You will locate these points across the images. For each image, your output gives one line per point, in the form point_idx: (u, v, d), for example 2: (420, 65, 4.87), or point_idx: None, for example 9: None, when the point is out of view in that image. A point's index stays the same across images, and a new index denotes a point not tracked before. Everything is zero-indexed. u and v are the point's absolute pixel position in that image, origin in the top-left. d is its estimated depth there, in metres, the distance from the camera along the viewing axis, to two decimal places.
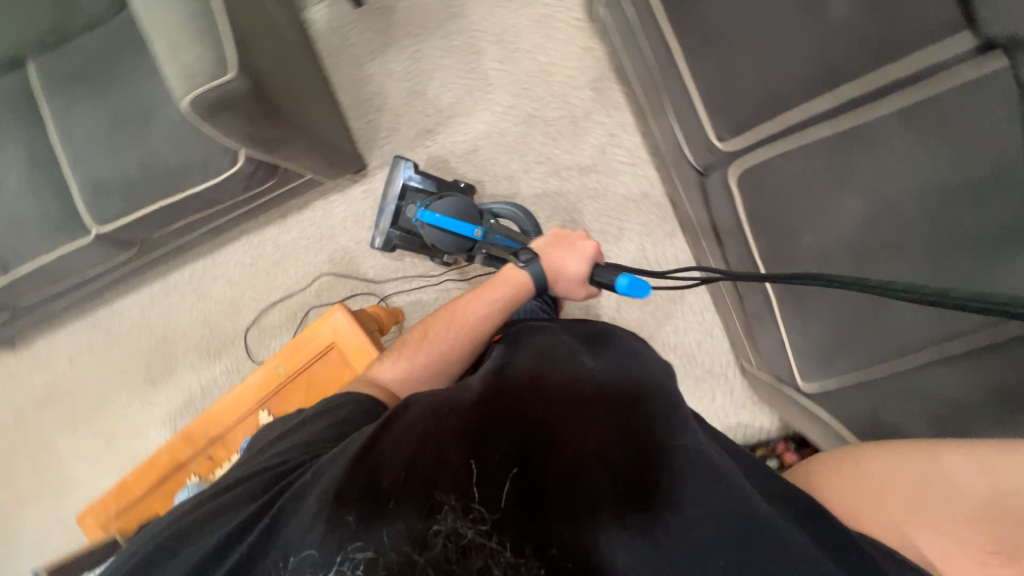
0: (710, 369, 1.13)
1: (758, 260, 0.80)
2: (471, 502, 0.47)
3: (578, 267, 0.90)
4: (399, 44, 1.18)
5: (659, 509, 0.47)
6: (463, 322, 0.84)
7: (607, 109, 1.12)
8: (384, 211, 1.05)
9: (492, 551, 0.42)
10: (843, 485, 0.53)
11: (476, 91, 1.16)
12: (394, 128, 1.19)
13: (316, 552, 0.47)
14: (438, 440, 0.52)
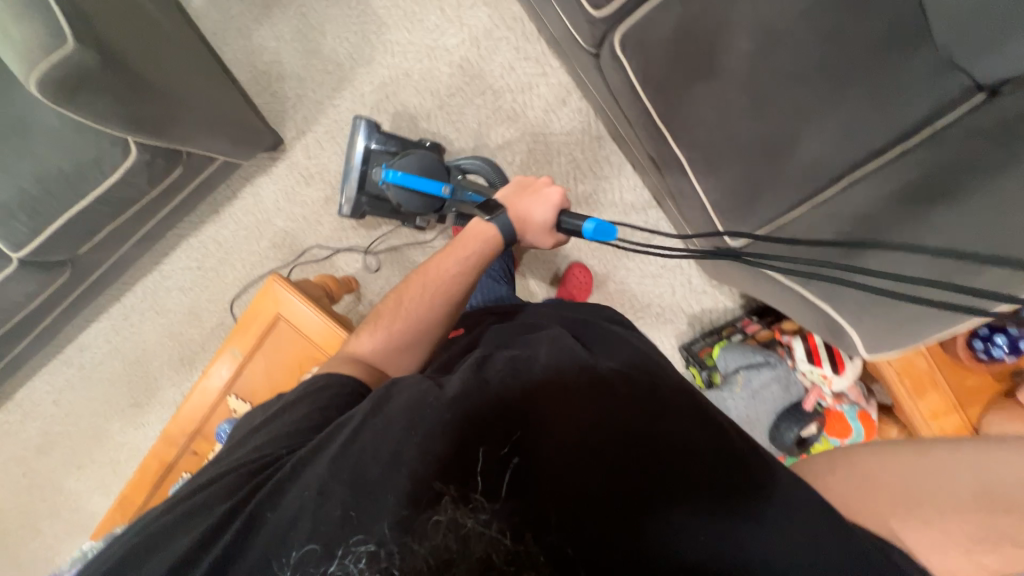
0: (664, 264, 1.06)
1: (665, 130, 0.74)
2: (471, 492, 0.45)
3: (544, 215, 0.83)
4: (281, 4, 1.10)
5: (653, 486, 0.49)
6: (438, 282, 0.75)
7: (507, 21, 1.05)
8: (349, 176, 0.96)
9: (492, 539, 0.39)
10: (841, 481, 0.55)
11: (372, 33, 1.08)
12: (300, 94, 1.12)
13: (319, 546, 0.45)
14: (444, 431, 0.49)
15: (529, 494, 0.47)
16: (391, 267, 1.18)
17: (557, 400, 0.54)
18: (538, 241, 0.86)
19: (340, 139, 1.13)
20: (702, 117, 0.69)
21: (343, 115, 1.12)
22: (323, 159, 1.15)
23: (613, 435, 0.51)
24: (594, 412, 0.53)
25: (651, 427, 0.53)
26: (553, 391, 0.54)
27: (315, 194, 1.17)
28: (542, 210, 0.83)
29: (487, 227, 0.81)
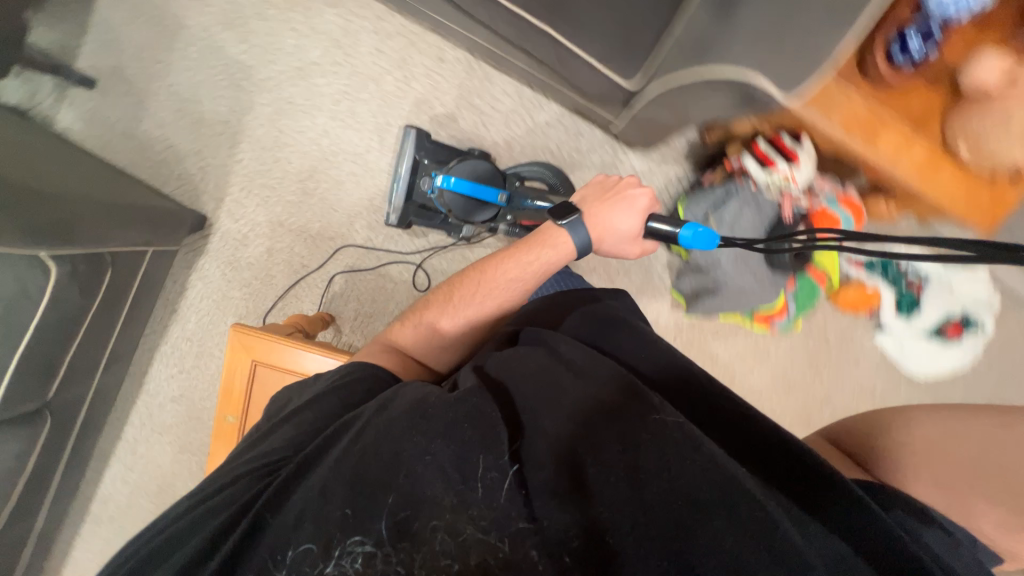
0: (602, 163, 1.07)
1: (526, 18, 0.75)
2: (472, 499, 0.47)
3: (631, 222, 0.80)
4: (150, 93, 1.11)
5: (659, 467, 0.47)
6: (495, 288, 0.77)
7: (357, 13, 1.07)
8: (396, 187, 1.03)
9: (490, 548, 0.44)
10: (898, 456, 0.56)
11: (243, 80, 1.09)
12: (204, 166, 1.13)
13: (316, 545, 0.45)
14: (454, 439, 0.50)
15: (533, 504, 0.46)
16: (356, 285, 1.17)
17: (578, 417, 0.53)
18: (615, 249, 0.82)
19: (256, 190, 1.14)
20: None
21: (250, 167, 1.13)
22: (249, 215, 1.15)
23: (630, 424, 0.51)
24: (614, 415, 0.52)
25: (653, 411, 0.52)
26: (572, 408, 0.54)
27: (257, 250, 1.16)
28: (631, 215, 0.80)
29: (567, 241, 0.79)
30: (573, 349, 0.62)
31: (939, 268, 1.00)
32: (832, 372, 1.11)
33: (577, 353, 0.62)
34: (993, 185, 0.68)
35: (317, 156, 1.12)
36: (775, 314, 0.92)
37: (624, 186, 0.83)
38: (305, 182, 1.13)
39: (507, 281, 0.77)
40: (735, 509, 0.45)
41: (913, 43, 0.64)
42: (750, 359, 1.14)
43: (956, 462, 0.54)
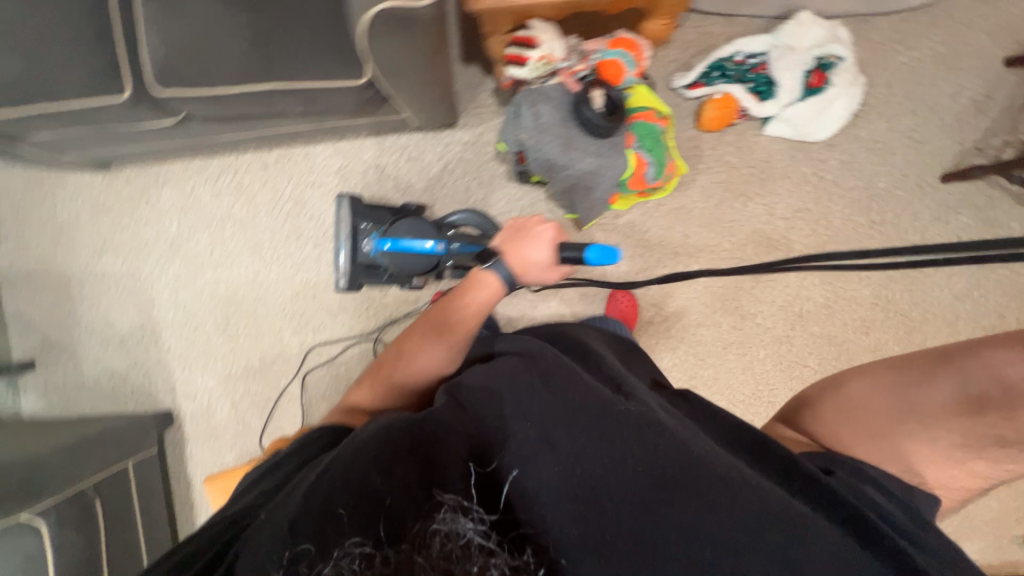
0: (440, 155, 1.13)
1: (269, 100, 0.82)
2: (469, 504, 0.47)
3: (541, 253, 0.82)
4: (77, 341, 1.24)
5: (624, 449, 0.53)
6: (438, 334, 0.80)
7: (184, 176, 1.18)
8: (339, 251, 1.08)
9: (490, 551, 0.42)
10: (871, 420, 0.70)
11: (135, 284, 1.21)
12: (146, 370, 1.23)
13: (316, 548, 0.45)
14: (454, 449, 0.53)
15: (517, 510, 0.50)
16: (318, 386, 1.21)
17: (556, 423, 0.55)
18: (539, 279, 0.84)
19: (195, 361, 1.22)
20: (254, 54, 0.75)
21: (179, 347, 1.22)
22: (202, 386, 1.22)
23: (607, 419, 0.55)
24: (589, 414, 0.55)
25: (619, 403, 0.56)
26: (548, 415, 0.56)
27: (226, 411, 1.22)
28: (541, 247, 0.81)
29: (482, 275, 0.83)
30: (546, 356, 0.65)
31: (769, 39, 1.01)
32: (759, 185, 1.09)
33: (554, 362, 0.63)
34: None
35: (223, 304, 1.20)
36: (640, 171, 0.89)
37: (528, 222, 0.85)
38: (227, 331, 1.21)
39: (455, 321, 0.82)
40: (693, 481, 0.51)
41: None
42: (677, 223, 1.10)
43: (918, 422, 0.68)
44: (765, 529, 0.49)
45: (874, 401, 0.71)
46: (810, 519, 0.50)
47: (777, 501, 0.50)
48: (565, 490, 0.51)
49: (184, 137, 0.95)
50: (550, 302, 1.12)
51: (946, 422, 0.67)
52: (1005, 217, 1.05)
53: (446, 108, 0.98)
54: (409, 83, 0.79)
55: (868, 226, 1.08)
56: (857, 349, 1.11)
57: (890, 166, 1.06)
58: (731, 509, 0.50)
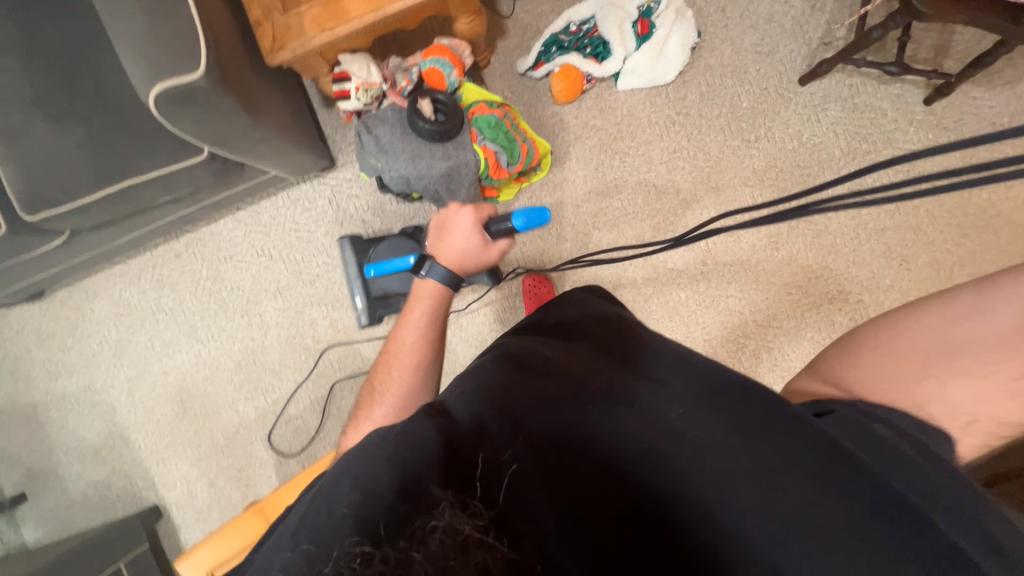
0: (329, 197, 1.18)
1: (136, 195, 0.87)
2: (470, 498, 0.37)
3: (468, 238, 0.77)
4: (52, 464, 1.28)
5: (600, 437, 0.45)
6: (401, 355, 0.70)
7: (111, 283, 1.25)
8: (356, 293, 1.18)
9: (492, 545, 0.33)
10: (887, 355, 0.54)
11: (92, 395, 1.27)
12: (123, 472, 1.27)
13: (313, 545, 0.38)
14: (446, 440, 0.43)
15: (516, 515, 0.37)
16: (283, 445, 1.24)
17: (531, 417, 0.45)
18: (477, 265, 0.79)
19: (166, 452, 1.26)
20: (102, 157, 0.81)
21: (148, 443, 1.27)
22: (179, 472, 1.26)
23: (579, 404, 0.47)
24: (554, 408, 0.46)
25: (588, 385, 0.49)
26: (518, 413, 0.46)
27: (206, 491, 1.26)
28: (466, 230, 0.77)
29: (432, 284, 0.76)
30: (516, 345, 0.57)
31: (593, 3, 1.06)
32: (630, 139, 1.11)
33: (522, 353, 0.55)
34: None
35: (178, 391, 1.25)
36: (492, 161, 0.93)
37: (446, 216, 0.80)
38: (186, 415, 1.25)
39: (414, 340, 0.71)
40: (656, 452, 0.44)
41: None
42: (565, 196, 1.13)
43: (955, 353, 0.53)
44: (746, 488, 0.41)
45: (899, 341, 0.55)
46: (792, 464, 0.43)
47: (753, 458, 0.43)
48: (550, 489, 0.40)
49: (84, 249, 1.01)
50: (504, 301, 1.15)
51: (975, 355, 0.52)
52: (873, 100, 1.06)
53: (311, 140, 1.01)
54: (253, 150, 0.84)
55: (745, 146, 1.10)
56: (772, 265, 1.12)
57: (748, 85, 1.09)
58: (708, 474, 0.42)
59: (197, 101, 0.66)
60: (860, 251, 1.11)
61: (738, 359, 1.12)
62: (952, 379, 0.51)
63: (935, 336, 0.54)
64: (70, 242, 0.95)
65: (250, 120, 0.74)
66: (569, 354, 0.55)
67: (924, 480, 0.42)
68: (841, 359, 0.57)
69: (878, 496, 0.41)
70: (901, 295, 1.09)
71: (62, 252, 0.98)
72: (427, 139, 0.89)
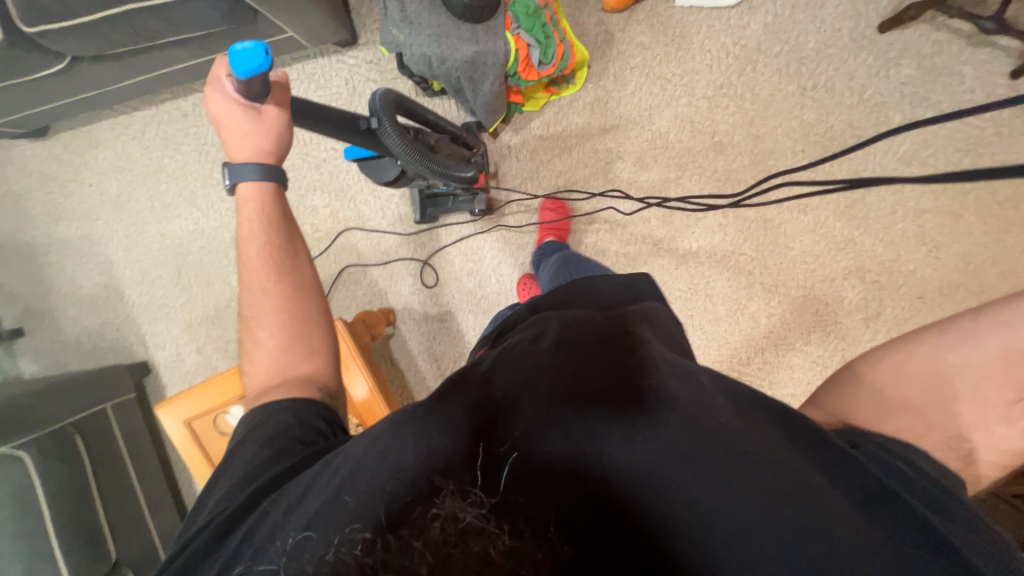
0: (348, 76, 1.10)
1: (144, 25, 0.81)
2: (469, 486, 0.35)
3: (237, 121, 0.56)
4: (48, 306, 1.30)
5: (640, 438, 0.39)
6: (256, 272, 0.59)
7: (115, 134, 1.22)
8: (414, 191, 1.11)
9: (491, 535, 0.30)
10: (894, 381, 0.51)
11: (91, 246, 1.27)
12: (117, 325, 1.30)
13: (313, 530, 0.36)
14: (469, 418, 0.40)
15: (529, 507, 0.34)
16: None
17: (563, 403, 0.41)
18: (278, 141, 0.58)
19: (159, 314, 1.29)
20: None
21: (143, 301, 1.29)
22: (171, 336, 1.29)
23: (624, 397, 0.41)
24: (586, 395, 0.42)
25: (627, 376, 0.43)
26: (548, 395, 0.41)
27: (193, 357, 1.29)
28: (223, 105, 0.55)
29: (254, 179, 0.59)
30: (547, 325, 0.51)
31: None
32: (677, 64, 1.02)
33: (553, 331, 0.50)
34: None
35: (175, 255, 1.26)
36: (522, 57, 0.85)
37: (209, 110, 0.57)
38: (180, 281, 1.27)
39: (264, 251, 0.59)
40: (705, 462, 0.38)
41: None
42: (594, 118, 1.06)
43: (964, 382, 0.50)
44: (797, 511, 0.35)
45: (907, 372, 0.51)
46: (842, 494, 0.37)
47: (803, 482, 0.37)
48: (576, 481, 0.37)
49: (87, 83, 0.96)
50: (518, 215, 1.12)
51: (981, 384, 0.50)
52: (954, 62, 0.95)
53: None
54: None
55: (799, 93, 1.00)
56: (794, 230, 1.06)
57: (819, 23, 0.98)
58: (758, 497, 0.36)
59: None
60: (890, 230, 1.04)
61: (735, 320, 1.09)
62: (963, 411, 0.49)
63: (946, 362, 0.51)
64: (73, 69, 0.90)
65: None
66: (607, 332, 0.49)
67: (952, 506, 0.39)
68: (848, 386, 0.52)
69: (929, 542, 0.35)
70: (920, 282, 1.04)
71: (64, 82, 0.94)
72: (454, 16, 0.81)
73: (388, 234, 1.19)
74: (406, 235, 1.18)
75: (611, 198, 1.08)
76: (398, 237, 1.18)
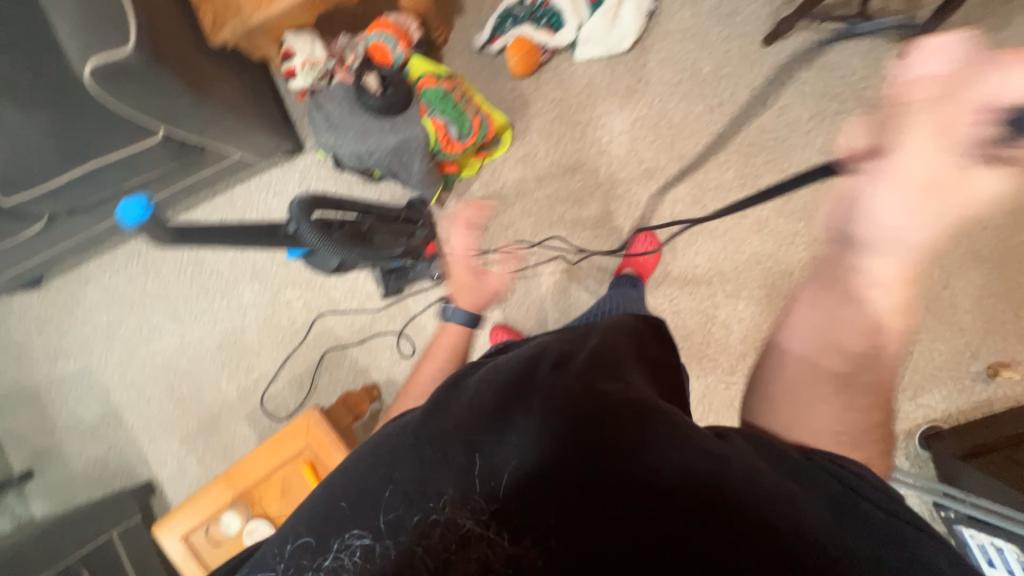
0: (299, 178, 1.19)
1: (104, 177, 0.91)
2: (470, 496, 0.42)
3: None
4: (53, 443, 1.35)
5: (634, 446, 0.42)
6: None
7: (102, 270, 1.32)
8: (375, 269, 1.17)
9: (491, 540, 0.40)
10: (779, 388, 0.58)
11: (89, 377, 1.34)
12: (119, 450, 1.33)
13: (312, 536, 0.43)
14: (470, 433, 0.45)
15: (525, 517, 0.41)
16: (265, 423, 1.28)
17: (560, 419, 0.45)
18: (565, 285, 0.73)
19: (158, 431, 1.32)
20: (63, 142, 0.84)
21: (141, 421, 1.33)
22: (170, 451, 1.32)
23: (624, 411, 0.44)
24: (578, 408, 0.45)
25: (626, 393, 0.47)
26: (546, 413, 0.45)
27: (195, 468, 1.31)
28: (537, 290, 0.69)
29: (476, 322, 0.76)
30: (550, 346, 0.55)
31: None
32: (591, 109, 1.10)
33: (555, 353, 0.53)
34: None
35: (166, 372, 1.31)
36: (443, 136, 0.93)
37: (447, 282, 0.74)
38: (174, 395, 1.31)
39: None
40: (686, 458, 0.41)
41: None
42: (527, 171, 1.13)
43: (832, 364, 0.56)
44: (768, 511, 0.39)
45: (785, 376, 0.58)
46: (799, 498, 0.41)
47: (773, 490, 0.41)
48: (572, 486, 0.41)
49: (65, 234, 1.06)
50: (477, 269, 1.16)
51: (841, 357, 0.56)
52: (841, 57, 1.02)
53: (268, 119, 1.04)
54: (206, 130, 0.89)
55: (709, 112, 1.07)
56: (740, 234, 1.09)
57: (709, 49, 1.06)
58: (723, 489, 0.40)
59: (131, 76, 0.68)
60: None
61: (707, 331, 1.10)
62: (841, 392, 0.55)
63: (806, 358, 0.58)
64: (50, 225, 1.00)
65: (193, 96, 0.78)
66: (612, 355, 0.53)
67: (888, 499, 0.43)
68: (759, 403, 0.59)
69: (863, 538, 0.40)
70: None
71: (45, 238, 1.03)
72: (376, 115, 0.90)
73: (360, 312, 1.23)
74: (378, 310, 1.23)
75: (551, 249, 1.13)
76: (370, 313, 1.23)
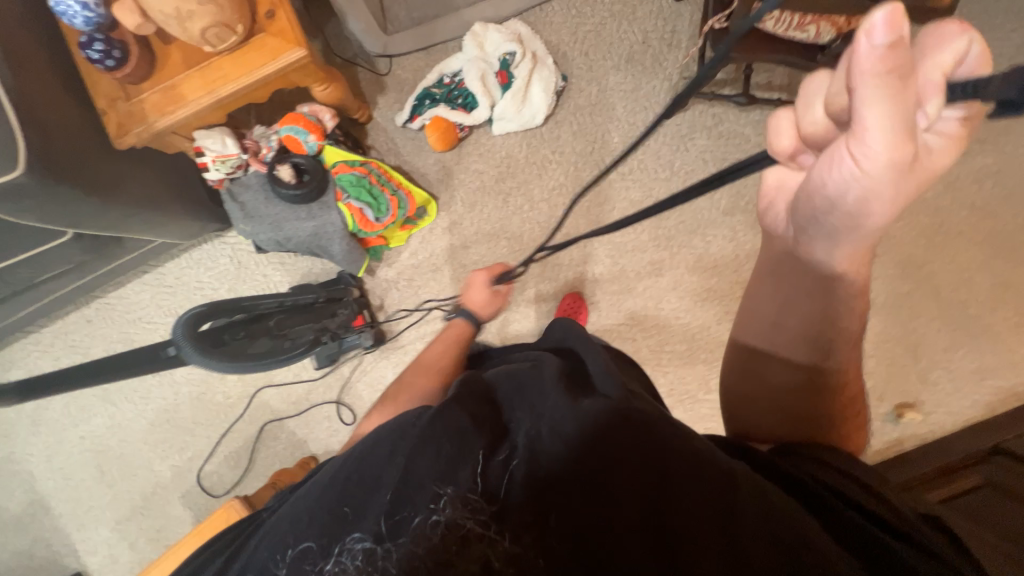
0: (231, 253, 1.21)
1: (13, 275, 0.90)
2: (471, 494, 0.41)
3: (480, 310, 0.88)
4: None
5: (648, 448, 0.41)
6: None
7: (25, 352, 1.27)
8: None
9: (492, 540, 0.39)
10: (766, 393, 0.56)
11: (13, 465, 1.28)
12: (44, 540, 1.26)
13: (314, 540, 0.42)
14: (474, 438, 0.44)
15: (528, 517, 0.40)
16: (201, 502, 1.24)
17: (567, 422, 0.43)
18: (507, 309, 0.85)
19: (87, 518, 1.26)
20: None
21: (68, 508, 1.27)
22: (100, 537, 1.26)
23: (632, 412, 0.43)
24: (586, 408, 0.43)
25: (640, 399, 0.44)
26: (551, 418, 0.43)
27: (126, 554, 1.25)
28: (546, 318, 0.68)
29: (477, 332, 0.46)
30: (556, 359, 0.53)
31: (461, 57, 1.11)
32: (511, 178, 1.15)
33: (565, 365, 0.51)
34: (266, 32, 0.79)
35: (96, 453, 1.27)
36: (360, 218, 0.97)
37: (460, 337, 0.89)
38: (105, 478, 1.27)
39: None
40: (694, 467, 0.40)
41: (97, 52, 0.74)
42: (454, 239, 1.16)
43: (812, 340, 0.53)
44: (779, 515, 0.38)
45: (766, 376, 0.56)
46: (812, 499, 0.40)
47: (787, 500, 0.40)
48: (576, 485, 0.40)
49: None
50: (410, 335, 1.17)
51: (828, 329, 0.52)
52: (736, 126, 1.11)
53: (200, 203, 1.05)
54: (125, 229, 0.90)
55: (621, 179, 1.14)
56: (659, 291, 1.15)
57: (617, 121, 1.13)
58: (725, 494, 0.39)
59: (24, 194, 0.70)
60: (743, 270, 1.13)
61: None
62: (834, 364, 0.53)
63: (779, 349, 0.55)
64: None
65: (101, 203, 0.79)
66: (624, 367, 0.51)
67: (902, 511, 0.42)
68: (748, 408, 0.58)
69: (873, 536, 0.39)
70: None
71: None
72: (291, 202, 0.93)
73: (297, 383, 1.23)
74: (314, 380, 1.22)
75: None
76: (307, 383, 1.23)
